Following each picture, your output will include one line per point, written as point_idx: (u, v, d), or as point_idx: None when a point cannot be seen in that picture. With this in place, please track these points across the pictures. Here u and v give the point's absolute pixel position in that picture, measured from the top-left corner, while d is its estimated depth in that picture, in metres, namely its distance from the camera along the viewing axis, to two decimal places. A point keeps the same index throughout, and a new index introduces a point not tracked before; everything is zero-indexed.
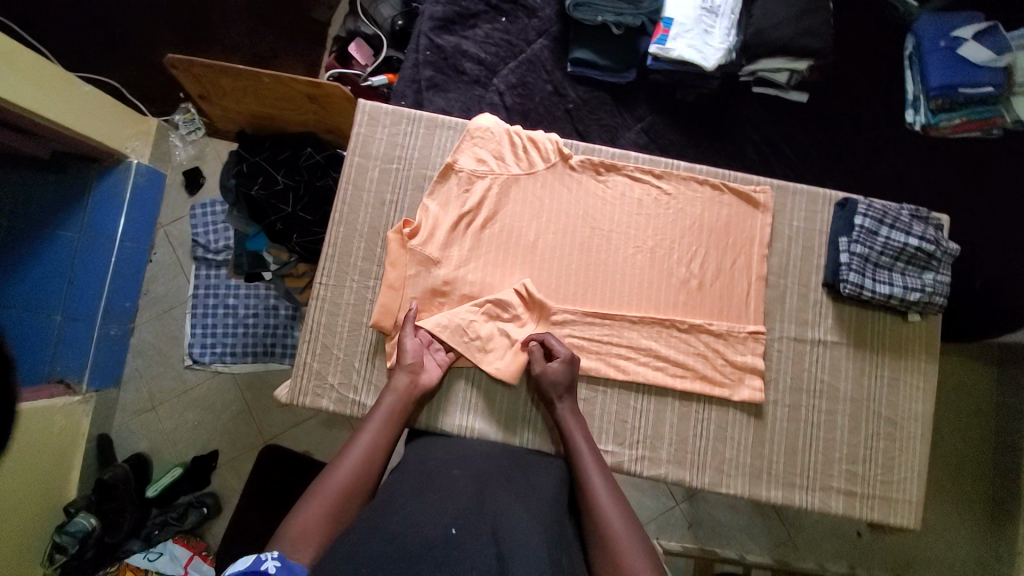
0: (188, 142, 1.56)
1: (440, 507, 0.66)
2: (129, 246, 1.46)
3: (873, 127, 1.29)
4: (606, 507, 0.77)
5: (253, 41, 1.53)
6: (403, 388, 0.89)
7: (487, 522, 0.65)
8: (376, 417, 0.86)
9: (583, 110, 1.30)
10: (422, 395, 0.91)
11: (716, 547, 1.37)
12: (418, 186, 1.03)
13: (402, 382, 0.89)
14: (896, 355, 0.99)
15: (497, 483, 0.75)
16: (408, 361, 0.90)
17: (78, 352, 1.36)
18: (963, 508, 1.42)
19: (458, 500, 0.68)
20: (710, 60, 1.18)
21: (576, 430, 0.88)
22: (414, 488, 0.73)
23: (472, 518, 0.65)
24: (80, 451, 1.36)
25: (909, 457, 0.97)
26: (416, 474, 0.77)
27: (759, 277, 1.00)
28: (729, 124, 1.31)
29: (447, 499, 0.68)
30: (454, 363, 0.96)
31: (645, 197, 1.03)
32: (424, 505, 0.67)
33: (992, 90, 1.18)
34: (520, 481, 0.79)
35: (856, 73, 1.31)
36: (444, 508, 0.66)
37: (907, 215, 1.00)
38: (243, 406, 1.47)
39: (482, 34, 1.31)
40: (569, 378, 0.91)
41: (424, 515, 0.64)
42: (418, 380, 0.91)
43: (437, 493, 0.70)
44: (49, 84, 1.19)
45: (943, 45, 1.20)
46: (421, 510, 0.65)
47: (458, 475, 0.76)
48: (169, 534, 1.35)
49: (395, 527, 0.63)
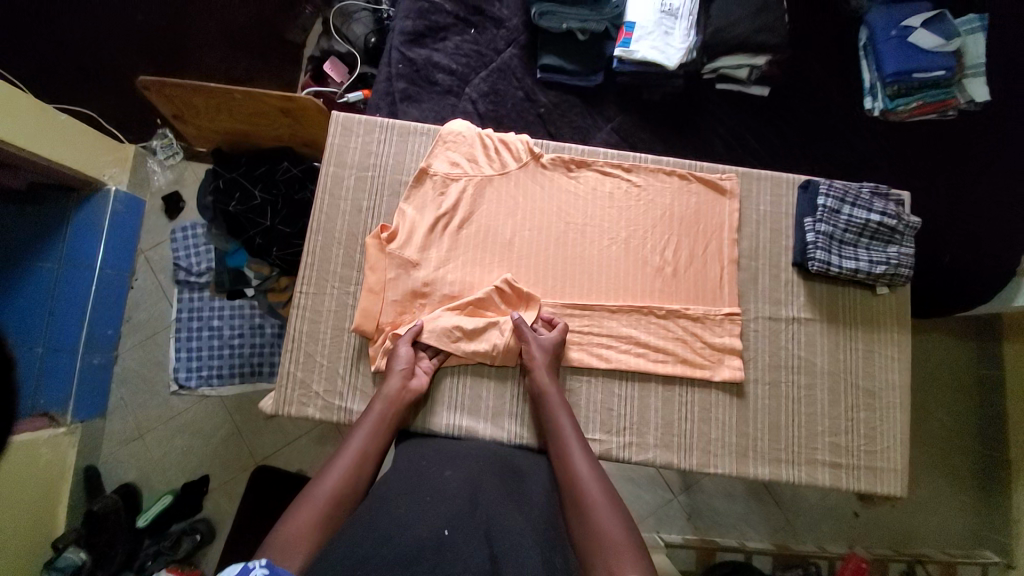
0: (166, 167, 1.58)
1: (429, 510, 0.65)
2: (110, 274, 1.45)
3: (833, 115, 1.35)
4: (587, 480, 0.78)
5: (228, 65, 1.56)
6: (394, 394, 0.89)
7: (479, 523, 0.64)
8: (365, 422, 0.86)
9: (554, 113, 1.34)
10: (414, 399, 0.92)
11: (716, 536, 1.37)
12: (394, 191, 1.05)
13: (394, 387, 0.89)
14: (869, 327, 1.02)
15: (488, 481, 0.74)
16: (400, 367, 0.91)
17: (61, 383, 1.33)
18: (956, 480, 1.44)
19: (448, 500, 0.67)
20: (672, 60, 1.22)
21: (562, 416, 0.87)
22: (402, 489, 0.71)
23: (463, 520, 0.63)
24: (67, 484, 1.33)
25: (890, 425, 0.99)
26: (405, 475, 0.76)
27: (730, 261, 1.03)
28: (696, 120, 1.36)
29: (437, 503, 0.66)
30: (443, 365, 0.97)
31: (616, 190, 1.06)
32: (413, 507, 0.66)
33: (944, 74, 1.22)
34: (510, 478, 0.78)
35: (814, 65, 1.36)
36: (433, 511, 0.64)
37: (867, 192, 1.04)
38: (233, 428, 1.45)
39: (452, 45, 1.34)
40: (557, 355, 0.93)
41: (413, 518, 0.63)
42: (409, 385, 0.91)
43: (427, 495, 0.69)
44: (23, 114, 1.19)
45: (893, 34, 1.25)
46: (409, 513, 0.64)
47: (449, 476, 0.74)
48: (162, 563, 1.31)
49: (383, 527, 0.62)
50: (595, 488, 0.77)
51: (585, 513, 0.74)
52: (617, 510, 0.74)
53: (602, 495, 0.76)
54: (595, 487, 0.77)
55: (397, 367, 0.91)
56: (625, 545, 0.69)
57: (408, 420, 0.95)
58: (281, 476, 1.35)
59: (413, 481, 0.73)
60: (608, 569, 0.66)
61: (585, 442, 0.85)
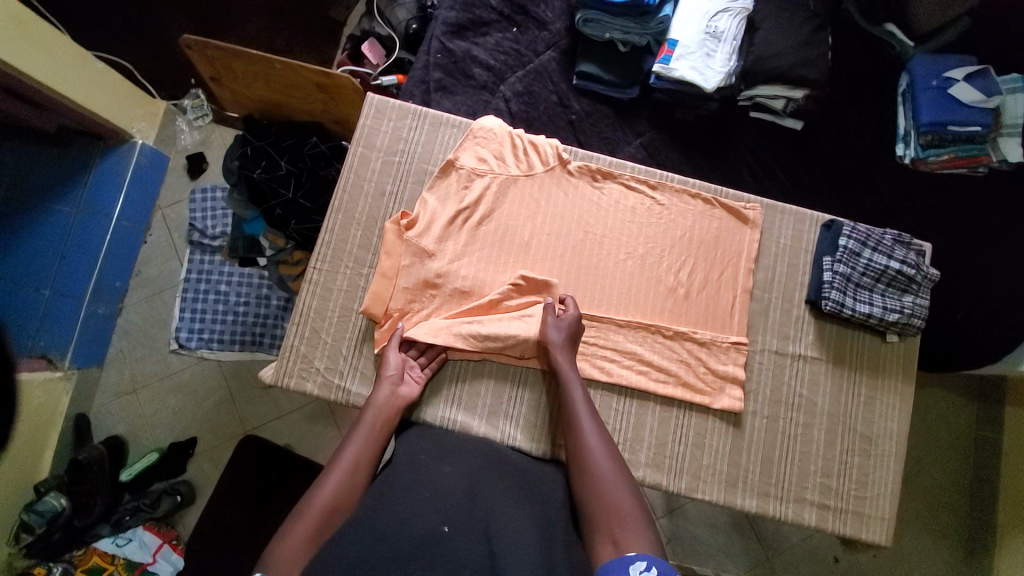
0: (194, 127, 1.58)
1: (430, 505, 0.66)
2: (125, 227, 1.47)
3: (865, 157, 1.34)
4: (594, 448, 0.78)
5: (270, 35, 1.57)
6: (385, 403, 0.88)
7: (477, 520, 0.64)
8: (360, 431, 0.84)
9: (585, 121, 1.34)
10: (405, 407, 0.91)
11: (692, 564, 1.36)
12: (419, 180, 1.06)
13: (383, 396, 0.89)
14: (873, 373, 1.02)
15: (488, 478, 0.75)
16: (389, 373, 0.91)
17: (64, 329, 1.35)
18: (940, 538, 1.42)
19: (448, 497, 0.68)
20: (710, 82, 1.21)
21: (573, 382, 0.87)
22: (403, 483, 0.72)
23: (464, 515, 0.64)
24: (57, 429, 1.34)
25: (882, 473, 0.98)
26: (405, 468, 0.76)
27: (744, 291, 1.02)
28: (726, 146, 1.35)
29: (436, 498, 0.67)
30: (448, 357, 0.98)
31: (639, 205, 1.05)
32: (414, 500, 0.67)
33: (980, 129, 1.22)
34: (513, 478, 0.78)
35: (850, 106, 1.36)
36: (434, 505, 0.66)
37: (890, 238, 1.03)
38: (227, 394, 1.46)
39: (493, 41, 1.35)
40: (572, 329, 0.92)
41: (413, 511, 0.64)
42: (398, 392, 0.91)
43: (427, 488, 0.69)
44: (63, 58, 1.21)
45: (934, 84, 1.24)
46: (410, 505, 0.65)
47: (448, 472, 0.74)
48: (138, 520, 1.32)
49: (383, 519, 0.63)
50: (601, 457, 0.77)
51: (591, 484, 0.74)
52: (624, 479, 0.74)
53: (609, 462, 0.76)
54: (603, 459, 0.76)
55: (390, 373, 0.91)
56: (631, 514, 0.70)
57: (409, 411, 0.95)
58: (269, 447, 1.36)
59: (416, 474, 0.74)
60: (614, 538, 0.68)
61: (594, 409, 0.84)
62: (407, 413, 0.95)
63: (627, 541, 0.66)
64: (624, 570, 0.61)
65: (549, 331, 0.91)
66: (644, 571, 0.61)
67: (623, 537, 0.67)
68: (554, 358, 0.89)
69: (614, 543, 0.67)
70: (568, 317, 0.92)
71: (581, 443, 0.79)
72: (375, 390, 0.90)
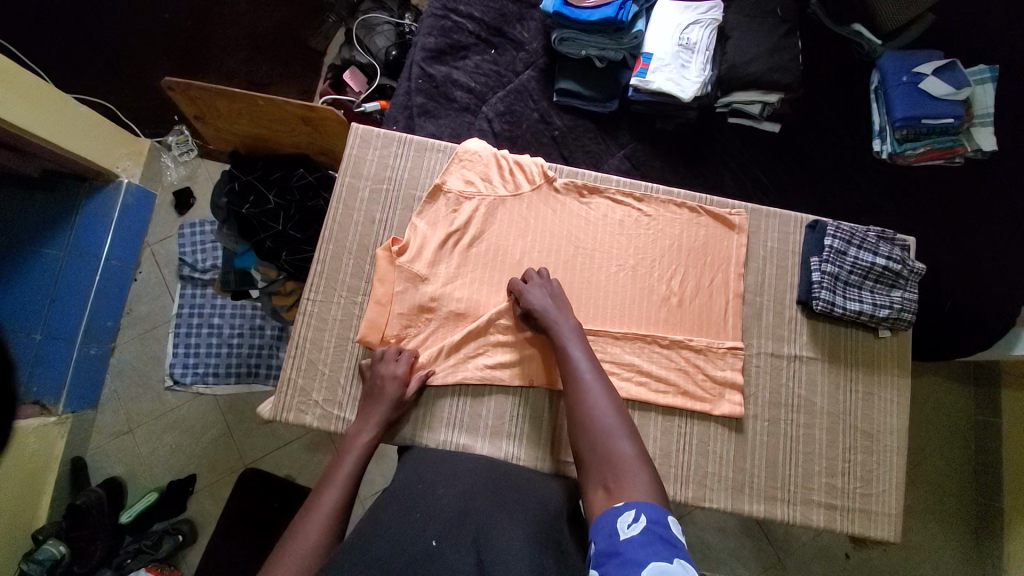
0: (179, 162, 1.58)
1: (424, 523, 0.65)
2: (115, 265, 1.46)
3: (842, 156, 1.37)
4: (597, 401, 0.80)
5: (252, 68, 1.58)
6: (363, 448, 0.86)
7: (469, 531, 0.64)
8: (336, 477, 0.81)
9: (569, 136, 1.36)
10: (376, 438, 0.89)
11: (705, 569, 1.35)
12: (407, 205, 1.06)
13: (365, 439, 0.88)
14: (869, 369, 1.03)
15: (483, 492, 0.74)
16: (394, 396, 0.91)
17: (57, 371, 1.33)
18: (948, 529, 1.42)
19: (442, 515, 0.67)
20: (687, 92, 1.24)
21: (573, 342, 0.88)
22: (397, 508, 0.71)
23: (456, 528, 0.64)
24: (53, 475, 1.31)
25: (886, 469, 0.99)
26: (402, 491, 0.76)
27: (736, 295, 1.04)
28: (707, 153, 1.38)
29: (430, 518, 0.66)
30: (431, 385, 0.96)
31: (626, 218, 1.07)
32: (409, 520, 0.67)
33: (952, 121, 1.25)
34: (512, 491, 0.77)
35: (824, 107, 1.39)
36: (426, 523, 0.65)
37: (873, 235, 1.05)
38: (225, 429, 1.44)
39: (473, 64, 1.37)
40: (547, 293, 0.95)
41: (407, 531, 0.64)
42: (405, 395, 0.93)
43: (421, 509, 0.69)
44: (47, 107, 1.22)
45: (905, 80, 1.27)
46: (406, 529, 0.64)
47: (443, 494, 0.73)
48: (141, 563, 1.29)
49: (377, 548, 0.62)
50: (603, 408, 0.79)
51: (592, 431, 0.77)
52: (626, 429, 0.76)
53: (612, 413, 0.78)
54: (607, 411, 0.78)
55: (386, 397, 0.91)
56: (628, 462, 0.71)
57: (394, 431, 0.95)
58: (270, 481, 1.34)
59: (411, 494, 0.74)
60: (607, 486, 0.70)
61: (599, 368, 0.86)
62: (393, 425, 0.94)
63: (618, 487, 0.69)
64: (615, 517, 0.62)
65: (531, 299, 0.94)
66: (633, 521, 0.60)
67: (617, 486, 0.69)
68: (544, 322, 0.92)
69: (606, 489, 0.69)
70: (535, 287, 0.95)
71: (585, 393, 0.81)
72: (356, 432, 0.89)
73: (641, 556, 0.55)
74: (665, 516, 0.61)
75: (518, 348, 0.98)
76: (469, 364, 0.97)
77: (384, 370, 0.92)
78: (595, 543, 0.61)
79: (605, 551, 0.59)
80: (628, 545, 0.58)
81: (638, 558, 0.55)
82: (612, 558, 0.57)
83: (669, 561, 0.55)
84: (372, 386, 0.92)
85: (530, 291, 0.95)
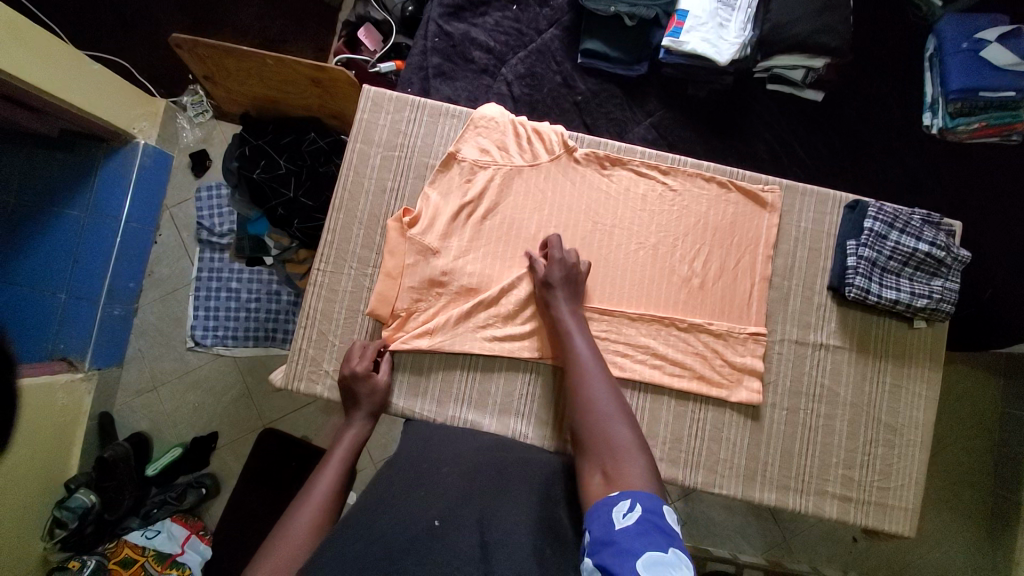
0: (195, 124, 1.56)
1: (426, 504, 0.65)
2: (134, 228, 1.47)
3: (889, 130, 1.26)
4: (594, 386, 0.79)
5: (264, 25, 1.52)
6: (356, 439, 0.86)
7: (472, 512, 0.63)
8: (328, 467, 0.81)
9: (592, 103, 1.28)
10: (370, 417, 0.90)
11: (709, 545, 1.36)
12: (419, 174, 1.02)
13: (361, 421, 0.89)
14: (899, 361, 0.98)
15: (487, 470, 0.73)
16: (380, 386, 0.92)
17: (82, 330, 1.37)
18: (962, 520, 1.38)
19: (444, 493, 0.67)
20: (724, 55, 1.13)
21: (575, 326, 0.88)
22: (400, 484, 0.70)
23: (459, 508, 0.63)
24: (82, 429, 1.37)
25: (906, 463, 0.95)
26: (406, 467, 0.75)
27: (762, 279, 0.98)
28: (740, 122, 1.29)
29: (434, 497, 0.66)
30: (436, 349, 0.96)
31: (650, 192, 1.01)
32: (412, 499, 0.66)
33: (1014, 94, 1.10)
34: (515, 467, 0.76)
35: (874, 74, 1.28)
36: (429, 504, 0.64)
37: (918, 219, 0.97)
38: (244, 389, 1.48)
39: (492, 22, 1.29)
40: (563, 273, 0.92)
41: (409, 511, 0.63)
42: (376, 384, 0.92)
43: (424, 488, 0.68)
44: (63, 66, 1.19)
45: (964, 47, 1.14)
46: (406, 508, 0.64)
47: (447, 471, 0.72)
48: (167, 513, 1.37)
49: (378, 524, 0.62)
50: (601, 392, 0.78)
51: (591, 415, 0.75)
52: (624, 416, 0.75)
53: (609, 398, 0.78)
54: (606, 397, 0.77)
55: (366, 400, 0.91)
56: (624, 447, 0.70)
57: (385, 404, 0.95)
58: (288, 440, 1.38)
59: (414, 471, 0.73)
60: (603, 469, 0.68)
61: (598, 354, 0.85)
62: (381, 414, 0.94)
63: (617, 471, 0.67)
64: (609, 509, 0.61)
65: (544, 273, 0.92)
66: (627, 511, 0.59)
67: (615, 470, 0.67)
68: (553, 305, 0.90)
69: (604, 473, 0.68)
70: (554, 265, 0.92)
71: (584, 377, 0.81)
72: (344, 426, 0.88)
73: (636, 545, 0.54)
74: (661, 505, 0.59)
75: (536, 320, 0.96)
76: (479, 334, 0.96)
77: (348, 369, 0.91)
78: (590, 531, 0.59)
79: (600, 540, 0.57)
80: (623, 534, 0.56)
81: (633, 546, 0.54)
82: (607, 547, 0.55)
83: (663, 550, 0.53)
84: (348, 389, 0.91)
85: (547, 271, 0.92)
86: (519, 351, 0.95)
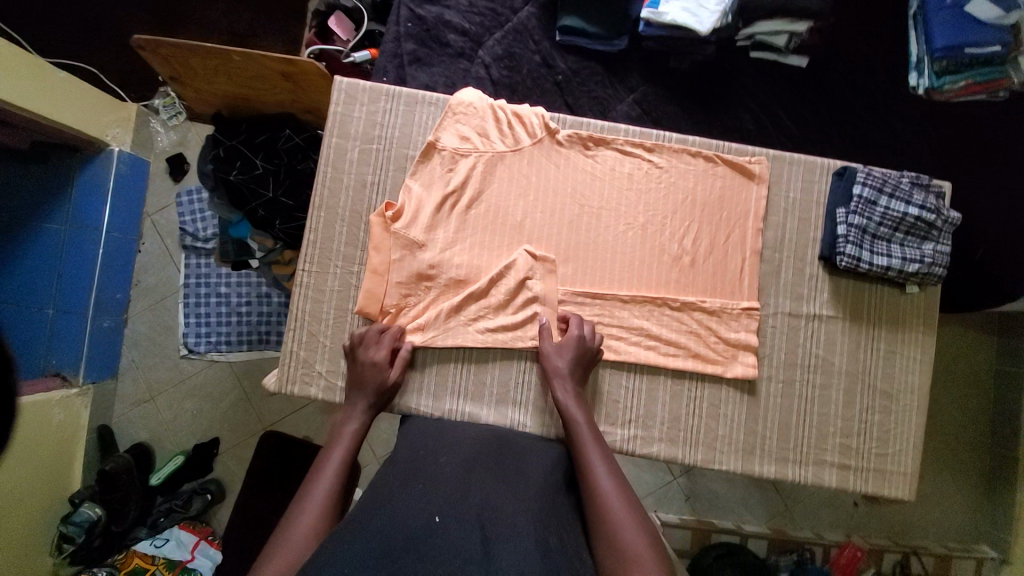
0: (169, 127, 1.52)
1: (425, 497, 0.64)
2: (117, 238, 1.44)
3: (876, 93, 1.24)
4: (606, 487, 0.75)
5: (231, 20, 1.47)
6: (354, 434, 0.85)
7: (471, 505, 0.63)
8: (325, 467, 0.80)
9: (573, 82, 1.25)
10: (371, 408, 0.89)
11: (713, 518, 1.38)
12: (400, 166, 1.00)
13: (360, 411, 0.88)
14: (892, 327, 0.98)
15: (485, 463, 0.73)
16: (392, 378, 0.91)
17: (72, 344, 1.36)
18: (960, 478, 1.41)
19: (441, 487, 0.66)
20: (704, 24, 1.09)
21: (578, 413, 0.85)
22: (398, 480, 0.70)
23: (457, 501, 0.63)
24: (81, 443, 1.37)
25: (903, 428, 0.96)
26: (403, 463, 0.75)
27: (753, 252, 0.97)
28: (725, 94, 1.26)
29: (432, 490, 0.66)
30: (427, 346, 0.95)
31: (636, 171, 0.99)
32: (410, 493, 0.66)
33: (1000, 50, 1.07)
34: (512, 458, 0.76)
35: (858, 36, 1.25)
36: (428, 497, 0.64)
37: (907, 182, 0.96)
38: (242, 394, 1.47)
39: (466, 3, 1.25)
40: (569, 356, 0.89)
41: (407, 506, 0.63)
42: (385, 378, 0.90)
43: (422, 481, 0.68)
44: (28, 76, 1.15)
45: (948, 3, 1.10)
46: (403, 502, 0.64)
47: (445, 462, 0.73)
48: (173, 521, 1.36)
49: (376, 521, 0.61)
50: (612, 492, 0.74)
51: (604, 520, 0.71)
52: (638, 519, 0.71)
53: (621, 498, 0.73)
54: (617, 496, 0.73)
55: (369, 384, 0.90)
56: (649, 559, 0.65)
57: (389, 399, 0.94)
58: (289, 442, 1.37)
59: (412, 467, 0.73)
60: None
61: (605, 446, 0.82)
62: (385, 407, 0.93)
63: None
64: None
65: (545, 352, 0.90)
66: None
67: None
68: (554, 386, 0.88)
69: None
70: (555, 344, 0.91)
71: (593, 473, 0.77)
72: (343, 421, 0.87)
73: None
74: None
75: (529, 309, 0.95)
76: (471, 327, 0.94)
77: (366, 356, 0.90)
78: None
79: None
80: None
81: None
82: None
83: None
84: (357, 374, 0.91)
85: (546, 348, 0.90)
86: (511, 341, 0.94)
